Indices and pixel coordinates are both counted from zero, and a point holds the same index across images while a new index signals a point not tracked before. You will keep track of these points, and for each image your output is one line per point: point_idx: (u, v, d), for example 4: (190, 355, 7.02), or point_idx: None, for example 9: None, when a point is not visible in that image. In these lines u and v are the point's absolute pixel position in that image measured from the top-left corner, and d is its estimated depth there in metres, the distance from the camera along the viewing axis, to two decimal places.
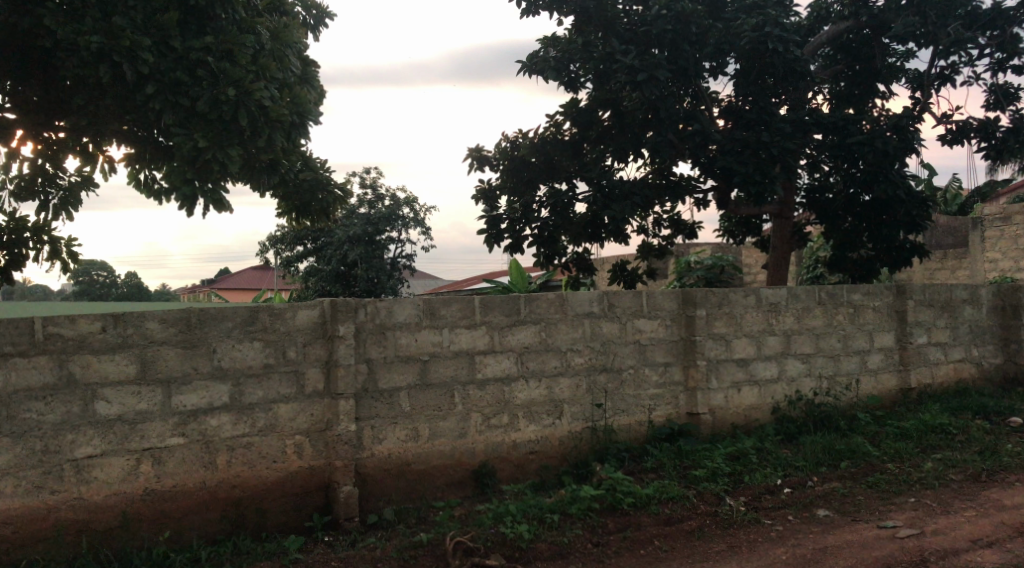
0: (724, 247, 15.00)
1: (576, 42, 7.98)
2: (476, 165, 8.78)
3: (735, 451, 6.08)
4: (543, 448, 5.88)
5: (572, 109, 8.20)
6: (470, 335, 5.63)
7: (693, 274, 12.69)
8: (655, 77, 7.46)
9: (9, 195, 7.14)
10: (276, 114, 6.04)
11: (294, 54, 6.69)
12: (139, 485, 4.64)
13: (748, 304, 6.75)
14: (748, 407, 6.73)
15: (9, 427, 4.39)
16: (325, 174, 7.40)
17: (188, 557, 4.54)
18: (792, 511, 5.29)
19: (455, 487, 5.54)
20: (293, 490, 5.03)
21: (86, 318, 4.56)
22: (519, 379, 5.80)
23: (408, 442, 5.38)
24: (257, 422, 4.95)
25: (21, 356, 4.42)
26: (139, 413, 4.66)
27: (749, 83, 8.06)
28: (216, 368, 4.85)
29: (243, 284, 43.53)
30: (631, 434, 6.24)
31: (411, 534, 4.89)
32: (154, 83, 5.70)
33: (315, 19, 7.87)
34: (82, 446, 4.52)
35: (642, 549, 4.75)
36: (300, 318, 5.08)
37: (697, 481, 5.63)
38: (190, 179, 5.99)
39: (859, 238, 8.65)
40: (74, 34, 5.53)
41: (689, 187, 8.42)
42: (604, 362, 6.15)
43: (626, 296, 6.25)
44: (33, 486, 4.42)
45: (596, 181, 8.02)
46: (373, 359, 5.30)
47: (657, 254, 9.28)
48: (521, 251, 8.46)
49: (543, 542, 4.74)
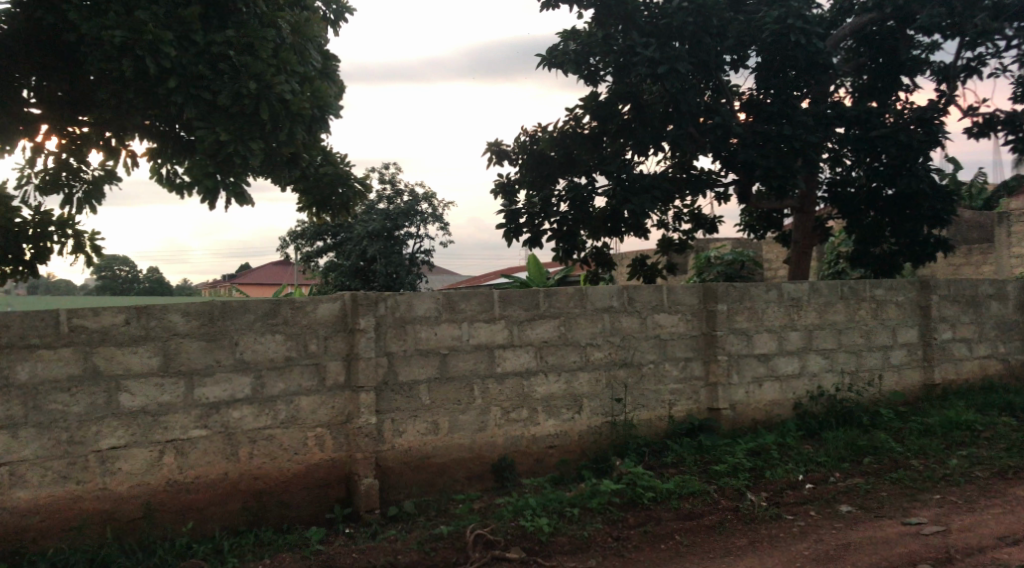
0: (743, 242, 14.93)
1: (596, 35, 7.91)
2: (496, 159, 8.68)
3: (757, 446, 6.04)
4: (562, 442, 5.87)
5: (592, 103, 8.10)
6: (490, 329, 5.63)
7: (714, 269, 12.51)
8: (676, 69, 7.47)
9: (34, 189, 6.96)
10: (299, 107, 5.85)
11: (316, 49, 6.56)
12: (163, 476, 4.68)
13: (769, 299, 6.72)
14: (770, 403, 6.69)
15: (35, 418, 4.43)
16: (345, 168, 7.15)
17: (211, 548, 4.59)
18: (814, 507, 5.25)
19: (475, 480, 5.55)
20: (313, 482, 5.06)
21: (110, 311, 4.60)
22: (539, 373, 5.80)
23: (428, 434, 5.39)
24: (279, 414, 4.97)
25: (46, 348, 4.46)
26: (163, 405, 4.69)
27: (770, 76, 7.98)
28: (239, 360, 4.88)
29: (262, 281, 43.64)
30: (651, 429, 6.22)
31: (431, 527, 4.92)
32: (177, 77, 5.64)
33: (335, 13, 7.63)
34: (107, 437, 4.56)
35: (663, 544, 4.73)
36: (320, 311, 5.10)
37: (718, 476, 5.59)
38: (211, 172, 5.79)
39: (882, 232, 8.54)
40: (99, 29, 5.49)
41: (710, 182, 8.29)
42: (624, 357, 6.13)
43: (646, 291, 6.23)
44: (59, 476, 4.46)
45: (616, 174, 7.99)
46: (393, 353, 5.31)
47: (677, 249, 9.21)
48: (539, 245, 8.45)
49: (563, 536, 4.73)
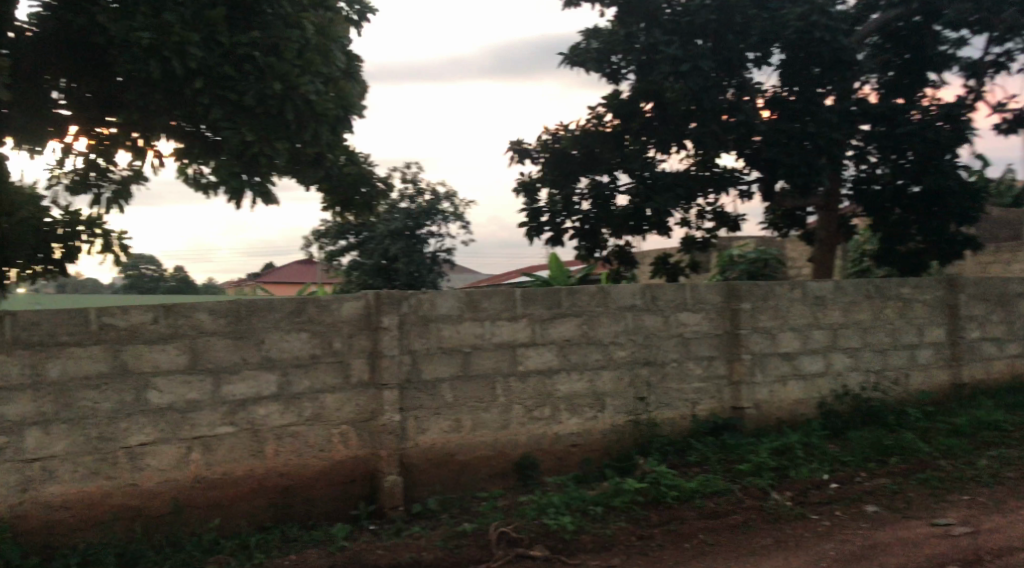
0: (766, 240, 14.86)
1: (618, 33, 7.89)
2: (517, 158, 8.55)
3: (781, 446, 6.01)
4: (585, 441, 5.87)
5: (614, 101, 8.04)
6: (512, 328, 5.65)
7: (736, 267, 12.45)
8: (699, 67, 7.57)
9: (64, 190, 6.94)
10: (323, 109, 5.88)
11: (340, 51, 6.35)
12: (191, 472, 4.74)
13: (794, 297, 6.68)
14: (794, 402, 6.65)
15: (66, 414, 4.49)
16: (368, 168, 7.14)
17: (239, 543, 4.65)
18: (840, 507, 5.22)
19: (498, 478, 5.57)
20: (338, 479, 5.10)
21: (139, 309, 4.66)
22: (561, 371, 5.81)
23: (451, 432, 5.41)
24: (305, 412, 5.02)
25: (76, 345, 4.52)
26: (191, 402, 4.75)
27: (794, 73, 7.91)
28: (265, 358, 4.94)
29: (285, 280, 43.94)
30: (674, 428, 6.20)
31: (455, 524, 4.95)
32: (203, 78, 5.64)
33: (358, 14, 7.46)
34: (136, 434, 4.62)
35: (687, 543, 4.72)
36: (344, 309, 5.14)
37: (742, 475, 5.57)
38: (237, 173, 5.84)
39: (908, 230, 8.46)
40: (126, 31, 5.50)
41: (733, 180, 8.26)
42: (646, 356, 6.12)
43: (669, 289, 6.21)
44: (89, 472, 4.52)
45: (639, 172, 7.96)
46: (416, 351, 5.34)
47: (700, 248, 9.17)
48: (561, 244, 8.45)
49: (586, 534, 4.74)
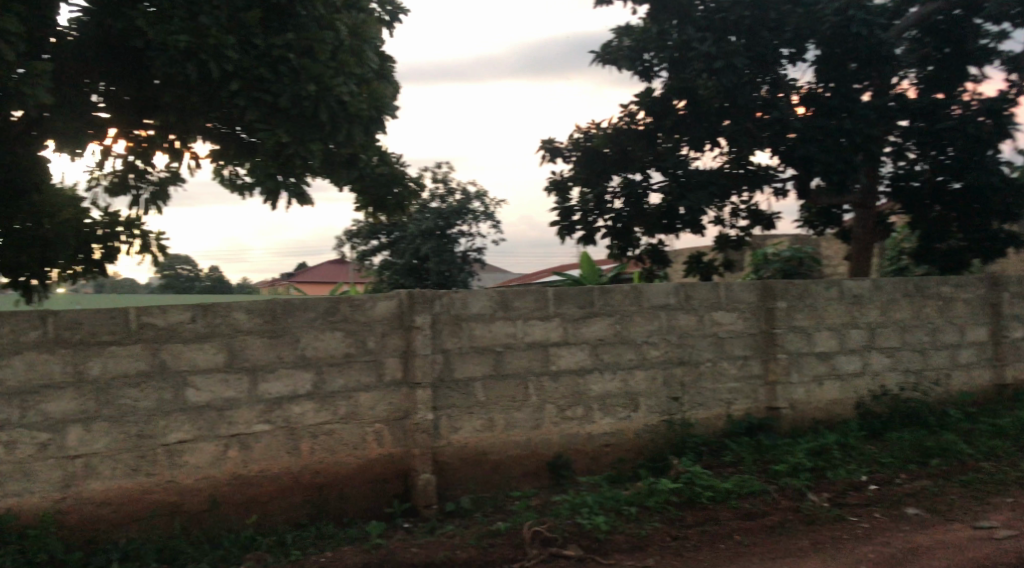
0: (802, 238, 14.70)
1: (650, 30, 7.84)
2: (549, 157, 8.54)
3: (819, 446, 5.93)
4: (618, 441, 5.85)
5: (646, 98, 7.99)
6: (545, 327, 5.64)
7: (770, 265, 12.33)
8: (733, 64, 7.49)
9: (103, 191, 7.02)
10: (356, 109, 5.84)
11: (373, 51, 6.33)
12: (228, 469, 4.79)
13: (830, 296, 6.60)
14: (831, 402, 6.56)
15: (107, 412, 4.56)
16: (400, 168, 7.18)
17: (275, 540, 4.69)
18: (879, 509, 5.14)
19: (531, 477, 5.56)
20: (372, 477, 5.13)
21: (177, 308, 4.72)
22: (594, 371, 5.79)
23: (483, 431, 5.42)
24: (339, 410, 5.06)
25: (116, 344, 4.59)
26: (228, 400, 4.81)
27: (831, 69, 7.80)
28: (300, 356, 4.98)
29: (318, 279, 44.33)
30: (709, 428, 6.15)
31: (489, 523, 4.95)
32: (239, 80, 5.66)
33: (390, 15, 7.50)
34: (175, 431, 4.68)
35: (723, 544, 4.68)
36: (378, 308, 5.17)
37: (779, 475, 5.51)
38: (273, 174, 5.91)
39: (949, 228, 8.31)
40: (164, 34, 5.46)
41: (768, 177, 8.14)
42: (680, 355, 6.07)
43: (703, 288, 6.16)
44: (130, 468, 4.59)
45: (672, 170, 7.91)
46: (448, 350, 5.35)
47: (734, 246, 9.09)
48: (593, 243, 8.42)
49: (620, 535, 4.71)
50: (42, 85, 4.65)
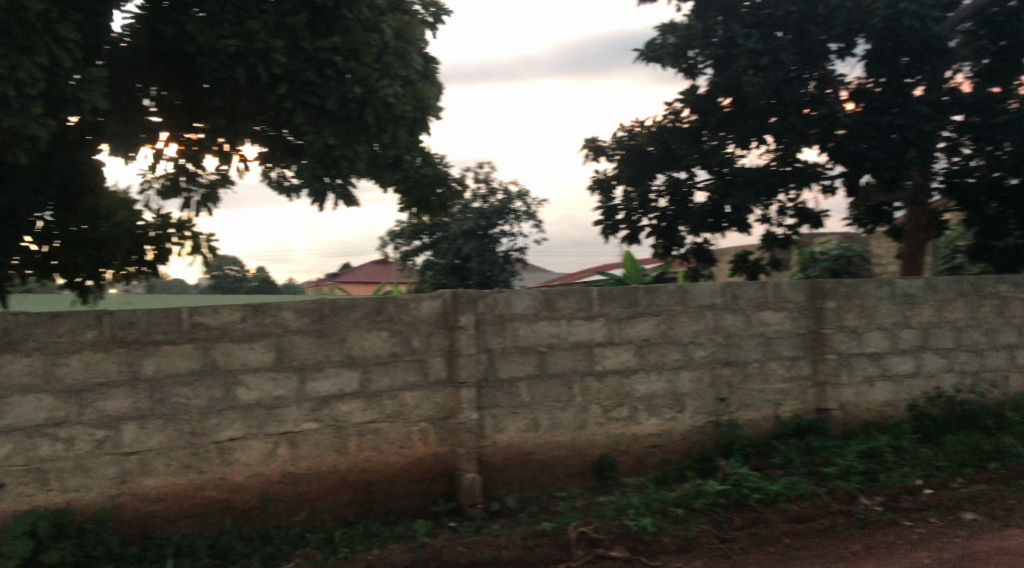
0: (851, 236, 14.45)
1: (695, 27, 7.76)
2: (593, 156, 8.47)
3: (871, 449, 5.82)
4: (664, 442, 5.80)
5: (691, 96, 7.93)
6: (589, 327, 5.62)
7: (818, 264, 12.14)
8: (779, 60, 7.38)
9: (155, 194, 7.15)
10: (401, 111, 5.88)
11: (417, 52, 6.36)
12: (278, 467, 4.86)
13: (882, 296, 6.46)
14: (882, 403, 6.43)
15: (161, 410, 4.66)
16: (443, 167, 7.22)
17: (323, 538, 4.74)
18: (934, 513, 5.02)
19: (577, 478, 5.55)
20: (418, 476, 5.16)
21: (227, 308, 4.80)
22: (640, 371, 5.75)
23: (528, 431, 5.41)
24: (385, 409, 5.09)
25: (169, 343, 4.68)
26: (277, 398, 4.88)
27: (881, 64, 7.64)
28: (347, 356, 5.03)
29: (363, 279, 44.78)
30: (756, 429, 6.07)
31: (534, 523, 4.94)
32: (286, 84, 5.67)
33: (432, 16, 7.42)
34: (225, 429, 4.76)
35: (772, 547, 4.61)
36: (423, 308, 5.19)
37: (830, 478, 5.41)
38: (319, 175, 5.95)
39: (1006, 225, 8.10)
40: (214, 39, 5.57)
41: (816, 174, 8.01)
42: (727, 355, 6.00)
43: (750, 288, 6.09)
44: (183, 465, 4.68)
45: (718, 169, 7.91)
46: (493, 350, 5.36)
47: (781, 245, 8.96)
48: (638, 242, 8.37)
49: (667, 536, 4.68)
50: (97, 90, 4.74)
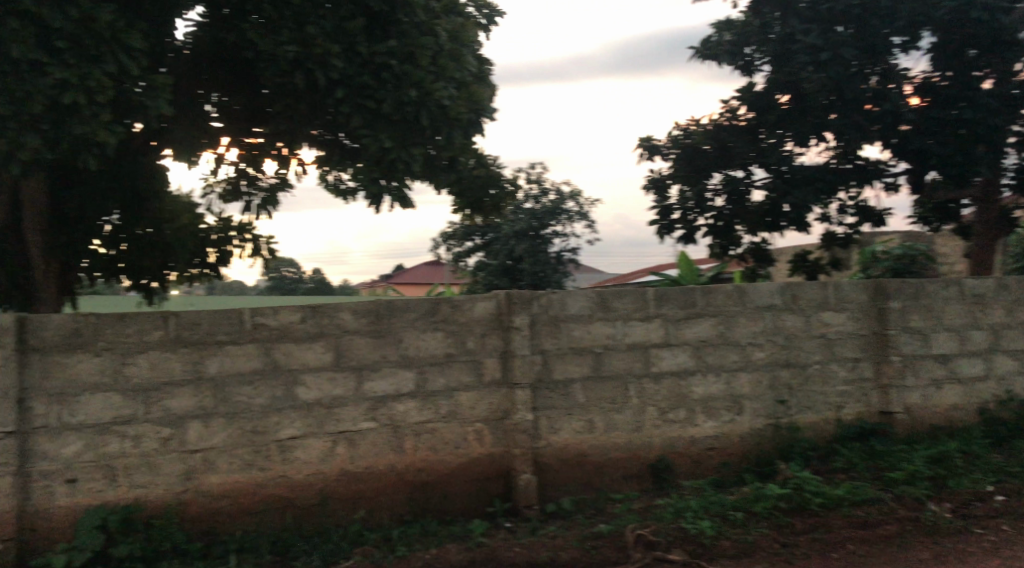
0: (915, 235, 14.07)
1: (752, 24, 7.65)
2: (647, 154, 8.39)
3: (938, 454, 5.65)
4: (722, 444, 5.72)
5: (747, 94, 7.80)
6: (645, 328, 5.57)
7: (880, 264, 11.85)
8: (840, 55, 7.22)
9: (217, 198, 7.33)
10: (457, 113, 5.91)
11: (472, 53, 6.38)
12: (336, 466, 4.92)
13: (949, 296, 6.28)
14: (950, 407, 6.24)
15: (225, 409, 4.76)
16: (496, 168, 7.22)
17: (382, 536, 4.79)
18: (1007, 521, 4.86)
19: (633, 480, 5.50)
20: (473, 476, 5.18)
21: (287, 309, 4.89)
22: (697, 372, 5.68)
23: (584, 433, 5.39)
24: (441, 409, 5.13)
25: (232, 343, 4.79)
26: (335, 398, 4.95)
27: (947, 57, 7.41)
28: (403, 356, 5.08)
29: (417, 280, 45.18)
30: (818, 433, 5.94)
31: (591, 525, 4.92)
32: (344, 87, 5.76)
33: (487, 18, 7.52)
34: (286, 428, 4.85)
35: (836, 553, 4.51)
36: (477, 309, 5.21)
37: (895, 483, 5.28)
38: (376, 178, 5.91)
39: None
40: (274, 45, 5.64)
41: (879, 172, 7.78)
42: (787, 357, 5.89)
43: (810, 288, 5.97)
44: (245, 463, 4.77)
45: (776, 167, 7.74)
46: (548, 351, 5.35)
47: (842, 243, 8.75)
48: (694, 242, 8.27)
49: (726, 540, 4.61)
50: (163, 96, 4.86)
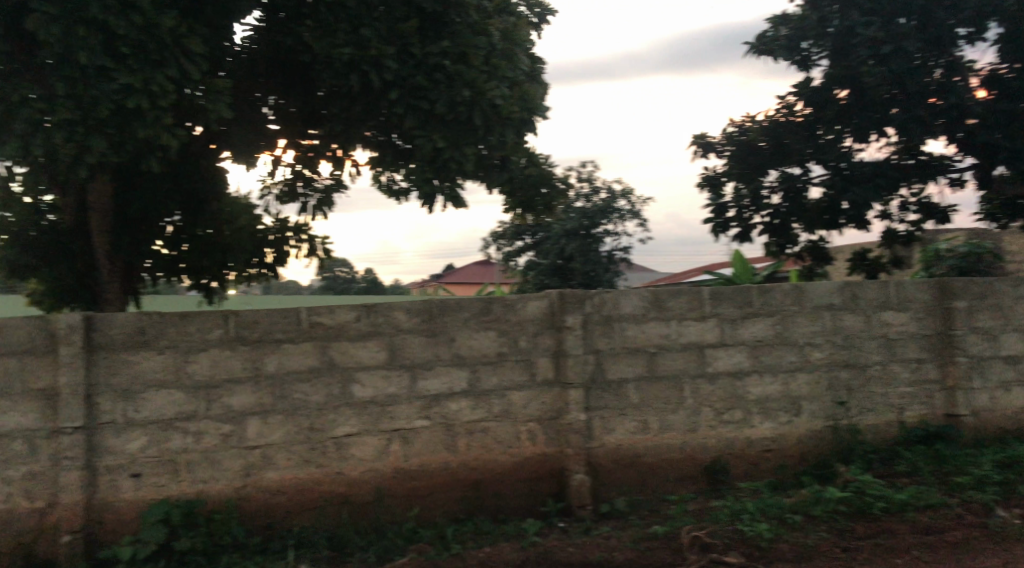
0: (981, 232, 13.64)
1: (810, 17, 7.49)
2: (701, 152, 8.28)
3: (1007, 458, 5.47)
4: (780, 446, 5.62)
5: (805, 89, 7.64)
6: (700, 328, 5.50)
7: (945, 262, 11.52)
8: (902, 48, 7.04)
9: (275, 199, 7.47)
10: (510, 112, 5.91)
11: (524, 53, 6.37)
12: (390, 464, 4.97)
13: (1018, 295, 6.07)
14: (1020, 410, 6.03)
15: (282, 406, 4.84)
16: (548, 168, 7.21)
17: (436, 534, 4.82)
18: None
19: (688, 481, 5.44)
20: (527, 475, 5.18)
21: (342, 308, 4.95)
22: (753, 373, 5.59)
23: (638, 434, 5.35)
24: (494, 408, 5.13)
25: (289, 342, 4.86)
26: (390, 396, 4.99)
27: (1016, 48, 7.16)
28: (456, 355, 5.10)
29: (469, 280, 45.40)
30: (879, 435, 5.79)
31: (646, 526, 4.88)
32: (397, 88, 5.80)
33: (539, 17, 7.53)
34: (342, 425, 4.91)
35: (899, 558, 4.39)
36: (530, 309, 5.21)
37: (961, 488, 5.13)
38: (429, 179, 5.96)
39: None
40: (330, 48, 5.71)
41: (943, 167, 7.57)
42: (847, 357, 5.76)
43: (871, 287, 5.83)
44: (303, 460, 4.85)
45: (834, 163, 7.59)
46: (601, 350, 5.31)
47: (904, 241, 8.52)
48: (750, 240, 8.13)
49: (785, 543, 4.52)
50: (222, 100, 4.96)
